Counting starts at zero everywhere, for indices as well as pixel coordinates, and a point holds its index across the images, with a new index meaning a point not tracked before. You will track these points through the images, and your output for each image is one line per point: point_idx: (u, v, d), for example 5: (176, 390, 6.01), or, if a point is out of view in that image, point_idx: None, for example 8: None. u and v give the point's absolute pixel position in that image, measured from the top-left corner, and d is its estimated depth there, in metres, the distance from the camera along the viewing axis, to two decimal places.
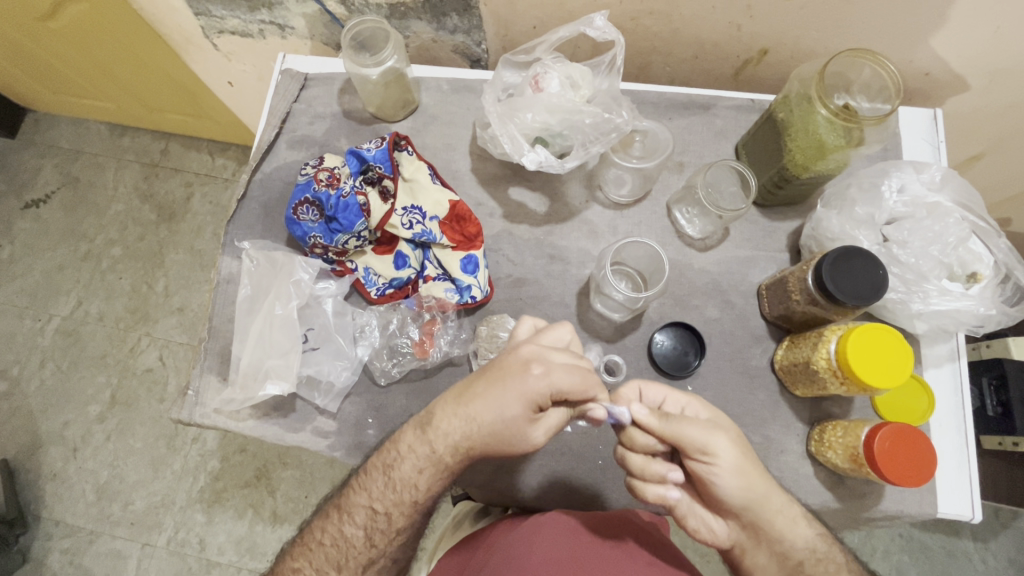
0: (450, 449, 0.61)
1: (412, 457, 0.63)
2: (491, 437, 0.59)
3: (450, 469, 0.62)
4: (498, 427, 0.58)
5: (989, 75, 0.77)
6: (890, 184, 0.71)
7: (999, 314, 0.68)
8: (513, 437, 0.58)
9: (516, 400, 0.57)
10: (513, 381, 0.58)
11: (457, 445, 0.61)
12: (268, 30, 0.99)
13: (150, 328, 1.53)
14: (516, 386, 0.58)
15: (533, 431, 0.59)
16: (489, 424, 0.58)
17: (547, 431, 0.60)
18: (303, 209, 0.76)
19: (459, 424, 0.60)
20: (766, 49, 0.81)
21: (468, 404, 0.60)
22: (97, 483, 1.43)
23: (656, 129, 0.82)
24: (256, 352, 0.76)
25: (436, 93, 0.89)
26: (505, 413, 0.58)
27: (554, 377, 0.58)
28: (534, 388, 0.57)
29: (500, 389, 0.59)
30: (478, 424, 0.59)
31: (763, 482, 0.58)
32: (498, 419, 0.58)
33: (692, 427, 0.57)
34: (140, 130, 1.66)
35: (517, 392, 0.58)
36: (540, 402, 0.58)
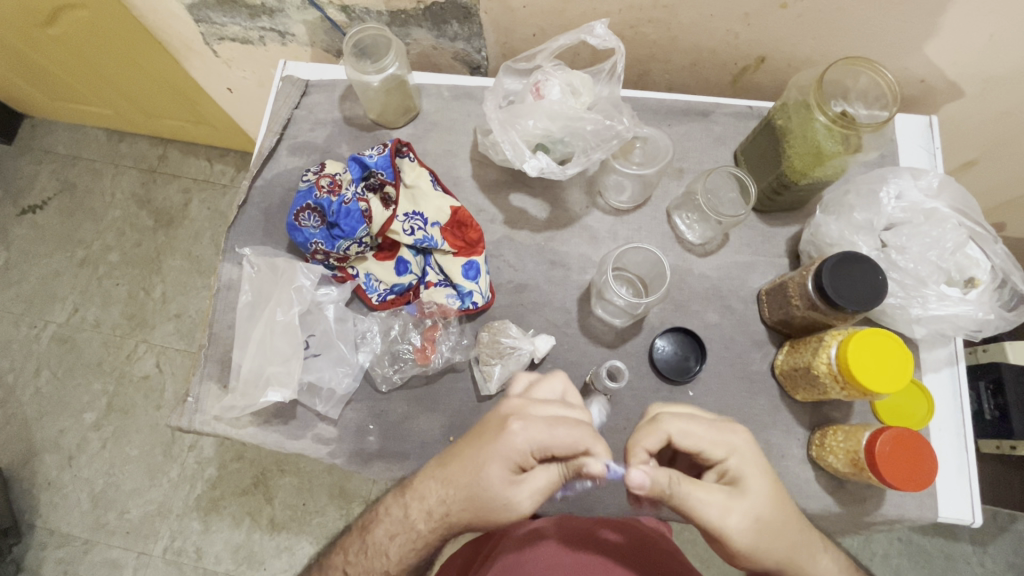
0: (426, 519, 0.62)
1: (393, 521, 0.65)
2: (470, 506, 0.58)
3: (426, 541, 0.63)
4: (475, 493, 0.57)
5: (984, 82, 0.78)
6: (889, 190, 0.72)
7: (996, 319, 0.69)
8: (496, 505, 0.57)
9: (494, 460, 0.57)
10: (488, 438, 0.58)
11: (432, 513, 0.61)
12: (268, 36, 1.00)
13: (147, 334, 1.53)
14: (487, 449, 0.57)
15: (517, 496, 0.57)
16: (463, 487, 0.59)
17: (531, 494, 0.57)
18: (304, 215, 0.75)
19: (437, 494, 0.61)
20: (764, 56, 0.82)
21: (447, 472, 0.60)
22: (93, 491, 1.42)
23: (656, 136, 0.82)
24: (257, 358, 0.76)
25: (436, 100, 0.89)
26: (484, 476, 0.57)
27: (529, 430, 0.57)
28: (506, 449, 0.57)
29: (475, 452, 0.58)
30: (456, 498, 0.59)
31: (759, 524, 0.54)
32: (477, 484, 0.57)
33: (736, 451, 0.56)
34: (138, 136, 1.66)
35: (489, 455, 0.57)
36: (520, 461, 0.57)
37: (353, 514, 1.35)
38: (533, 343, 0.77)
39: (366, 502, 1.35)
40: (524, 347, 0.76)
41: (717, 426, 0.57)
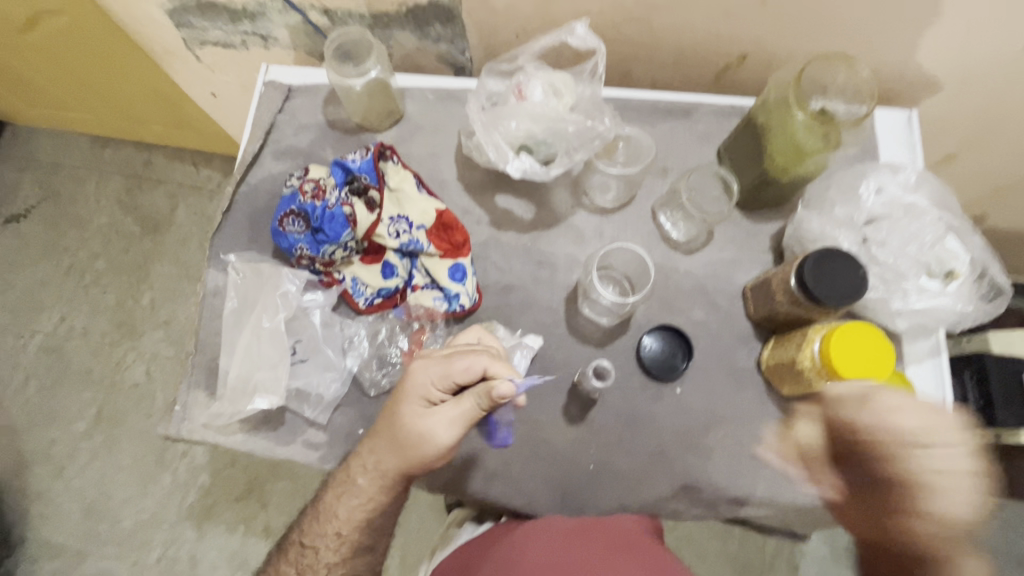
0: (363, 472, 0.65)
1: (344, 487, 0.66)
2: (396, 446, 0.63)
3: (372, 498, 0.65)
4: (396, 434, 0.63)
5: (961, 75, 0.79)
6: (868, 186, 0.73)
7: (974, 311, 0.70)
8: (414, 438, 0.62)
9: (406, 398, 0.63)
10: (398, 389, 0.65)
11: (369, 468, 0.65)
12: (250, 40, 0.99)
13: (136, 342, 1.51)
14: (402, 400, 0.64)
15: (432, 426, 0.62)
16: (386, 434, 0.64)
17: (445, 425, 0.62)
18: (289, 220, 0.75)
19: (368, 446, 0.66)
20: (745, 54, 0.83)
21: (376, 427, 0.66)
22: (84, 501, 1.40)
23: (639, 134, 0.86)
24: (244, 365, 0.75)
25: (421, 102, 0.89)
26: (401, 416, 0.63)
27: (427, 369, 0.64)
28: (410, 388, 0.64)
29: (393, 403, 0.65)
30: (385, 446, 0.64)
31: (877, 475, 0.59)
32: (396, 425, 0.63)
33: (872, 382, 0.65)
34: (123, 142, 1.65)
35: (403, 400, 0.64)
36: (427, 394, 0.63)
37: None
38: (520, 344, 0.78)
39: None
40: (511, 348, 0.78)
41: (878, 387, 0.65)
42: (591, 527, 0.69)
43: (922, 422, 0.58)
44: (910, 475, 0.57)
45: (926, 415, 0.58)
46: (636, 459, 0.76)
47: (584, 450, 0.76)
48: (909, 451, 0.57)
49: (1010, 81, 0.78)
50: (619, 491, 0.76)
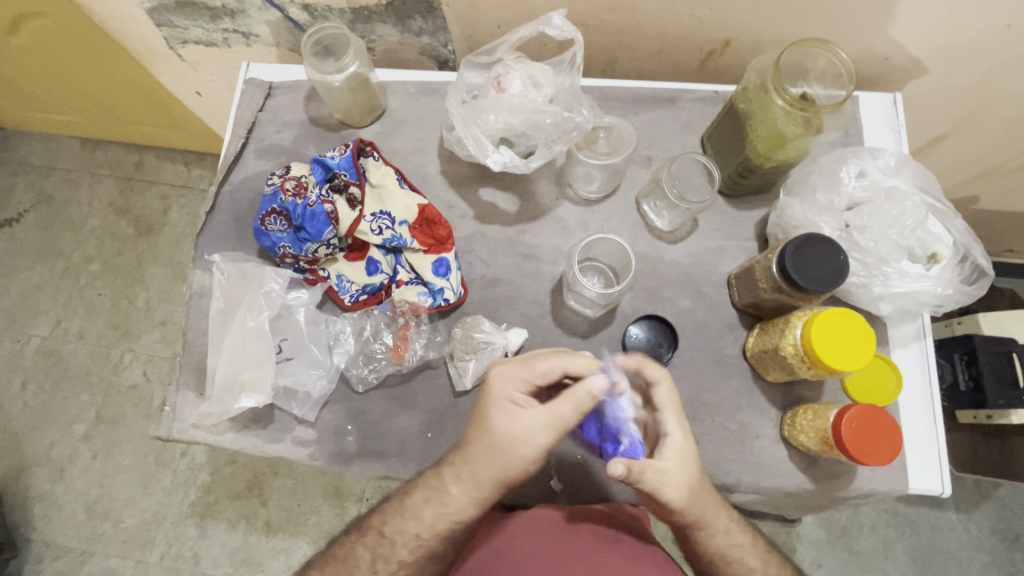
0: (457, 481, 0.64)
1: (440, 490, 0.66)
2: (494, 454, 0.62)
3: (461, 507, 0.65)
4: (491, 443, 0.62)
5: (945, 56, 0.78)
6: (850, 171, 0.73)
7: (957, 294, 0.69)
8: (510, 445, 0.61)
9: (491, 407, 0.62)
10: (481, 401, 0.63)
11: (466, 476, 0.64)
12: (232, 38, 0.98)
13: (133, 343, 1.52)
14: (489, 407, 0.62)
15: (525, 431, 0.61)
16: (482, 443, 0.63)
17: (538, 428, 0.61)
18: (270, 219, 0.75)
19: (461, 455, 0.65)
20: (728, 40, 0.82)
21: (469, 435, 0.64)
22: (87, 502, 1.42)
23: (619, 124, 0.81)
24: (231, 364, 0.75)
25: (403, 96, 0.89)
26: (491, 426, 0.62)
27: (509, 370, 0.63)
28: (497, 393, 0.62)
29: (479, 412, 0.64)
30: (483, 456, 0.63)
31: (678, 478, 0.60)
32: (488, 435, 0.62)
33: (647, 367, 0.61)
34: (113, 143, 1.64)
35: (490, 407, 0.62)
36: (511, 398, 0.62)
37: (348, 512, 1.36)
38: (505, 338, 0.77)
39: (360, 500, 1.36)
40: (496, 342, 0.77)
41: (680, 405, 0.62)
42: (577, 515, 0.70)
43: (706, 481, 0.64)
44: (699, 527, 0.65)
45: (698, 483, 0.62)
46: None
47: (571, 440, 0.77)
48: (703, 510, 0.64)
49: (995, 59, 0.77)
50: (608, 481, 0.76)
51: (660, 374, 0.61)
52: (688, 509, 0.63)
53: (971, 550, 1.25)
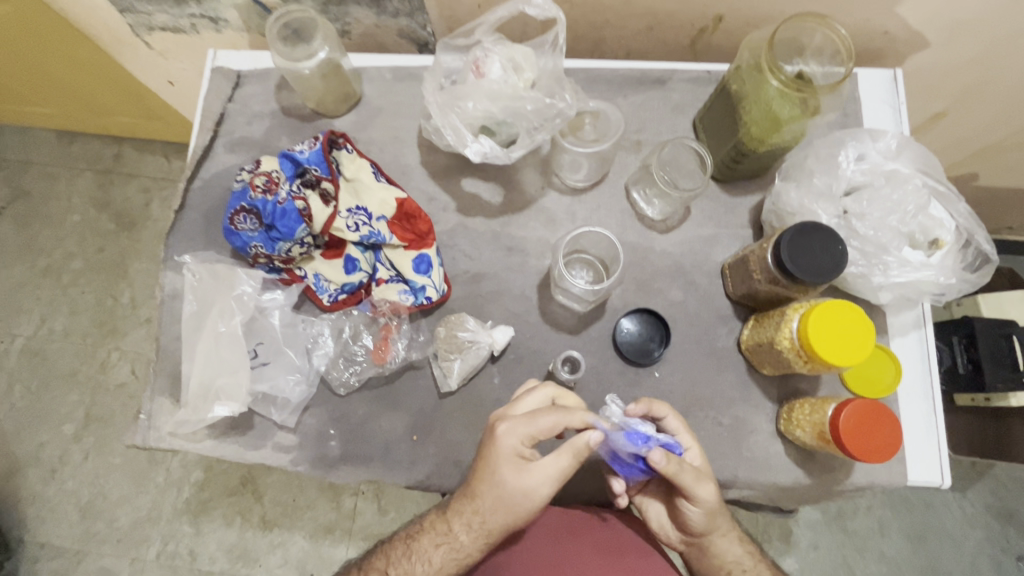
0: (467, 529, 0.61)
1: (448, 532, 0.63)
2: (501, 507, 0.59)
3: (469, 552, 0.62)
4: (499, 496, 0.59)
5: (949, 29, 0.74)
6: (848, 154, 0.69)
7: (960, 282, 0.67)
8: (517, 498, 0.59)
9: (500, 463, 0.59)
10: (485, 455, 0.60)
11: (475, 523, 0.61)
12: (200, 23, 0.93)
13: (119, 341, 1.49)
14: (495, 460, 0.59)
15: (534, 485, 0.58)
16: (490, 494, 0.59)
17: (544, 482, 0.59)
18: (240, 218, 0.71)
19: (468, 504, 0.61)
20: (721, 15, 0.78)
21: (473, 484, 0.61)
22: (80, 502, 1.40)
23: (606, 109, 0.77)
24: (205, 370, 0.72)
25: (378, 83, 0.84)
26: (499, 481, 0.59)
27: (515, 423, 0.59)
28: (505, 445, 0.59)
29: (484, 463, 0.60)
30: (489, 506, 0.59)
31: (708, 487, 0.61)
32: (495, 489, 0.59)
33: (655, 406, 0.65)
34: (89, 136, 1.58)
35: (495, 460, 0.59)
36: (518, 451, 0.59)
37: (344, 506, 1.35)
38: (491, 336, 0.74)
39: (355, 494, 1.35)
40: (481, 341, 0.74)
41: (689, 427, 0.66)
42: (579, 523, 0.68)
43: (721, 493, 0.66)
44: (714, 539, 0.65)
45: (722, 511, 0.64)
46: None
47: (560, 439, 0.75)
48: (721, 524, 0.64)
49: (1002, 31, 0.73)
50: (599, 480, 0.74)
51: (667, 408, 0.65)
52: (712, 520, 0.63)
53: (967, 529, 1.24)
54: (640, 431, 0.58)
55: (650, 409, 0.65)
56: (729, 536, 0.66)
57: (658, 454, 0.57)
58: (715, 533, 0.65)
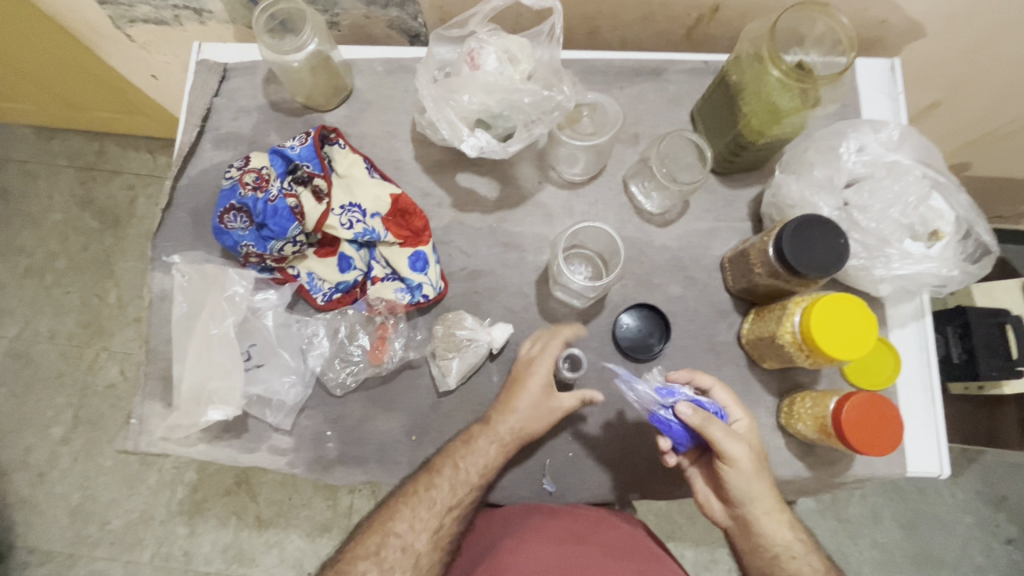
0: (491, 442, 0.66)
1: (454, 465, 0.66)
2: (521, 432, 0.67)
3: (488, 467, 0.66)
4: (512, 424, 0.67)
5: (947, 18, 0.73)
6: (849, 145, 0.69)
7: (960, 274, 0.67)
8: (523, 429, 0.67)
9: (525, 397, 0.67)
10: (511, 390, 0.69)
11: (461, 467, 0.65)
12: (183, 15, 0.90)
13: (107, 341, 1.46)
14: (526, 388, 0.68)
15: (541, 421, 0.68)
16: (510, 423, 0.67)
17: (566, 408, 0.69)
18: (230, 216, 0.69)
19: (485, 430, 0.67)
20: (718, 5, 0.76)
21: (490, 416, 0.68)
22: (70, 506, 1.38)
23: (605, 102, 0.76)
24: (197, 373, 0.71)
25: (370, 76, 0.82)
26: (519, 411, 0.67)
27: (545, 356, 0.69)
28: (531, 376, 0.68)
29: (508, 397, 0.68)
30: (503, 436, 0.66)
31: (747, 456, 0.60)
32: (513, 418, 0.67)
33: (699, 376, 0.66)
34: (70, 132, 1.54)
35: (529, 389, 0.68)
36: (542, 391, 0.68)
37: (341, 504, 1.34)
38: (490, 334, 0.73)
39: (352, 492, 1.33)
40: (480, 339, 0.72)
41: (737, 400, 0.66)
42: (584, 527, 0.67)
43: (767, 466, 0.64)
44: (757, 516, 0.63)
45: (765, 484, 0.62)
46: (614, 441, 0.75)
47: (560, 436, 0.75)
48: (762, 496, 0.62)
49: (1000, 20, 0.72)
50: (600, 475, 0.74)
51: (711, 380, 0.65)
52: (750, 489, 0.62)
53: (959, 515, 1.26)
54: (669, 387, 0.64)
55: (692, 377, 0.66)
56: (774, 513, 0.63)
57: (686, 406, 0.60)
58: (756, 507, 0.62)
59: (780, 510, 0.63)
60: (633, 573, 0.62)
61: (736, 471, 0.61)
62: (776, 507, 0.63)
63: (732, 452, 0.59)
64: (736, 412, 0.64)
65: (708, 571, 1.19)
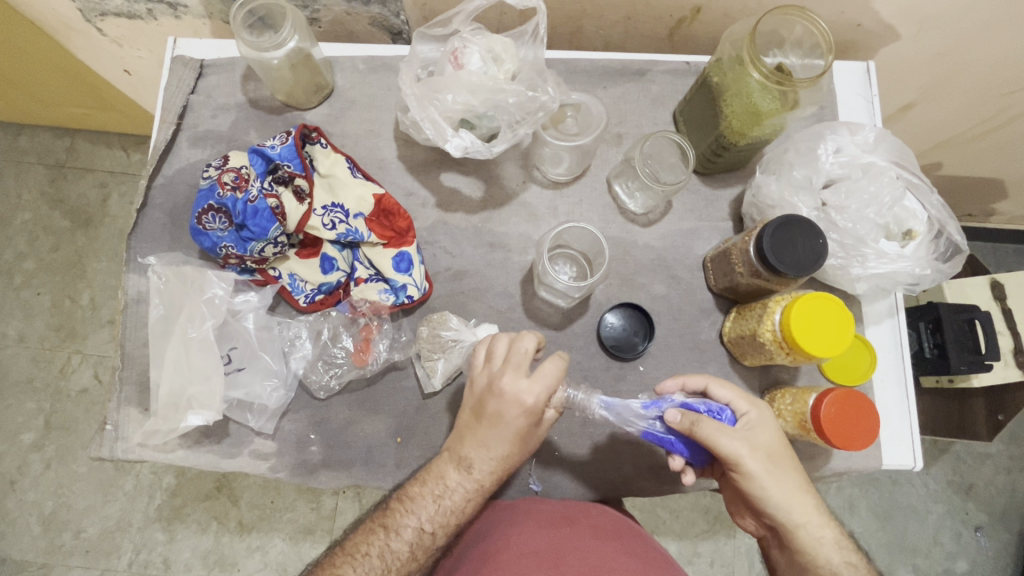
0: (460, 490, 0.61)
1: (425, 498, 0.61)
2: (500, 473, 0.61)
3: (461, 510, 0.61)
4: (493, 468, 0.60)
5: (920, 22, 0.75)
6: (827, 146, 0.70)
7: (933, 272, 0.69)
8: (499, 473, 0.61)
9: (503, 442, 0.59)
10: (492, 433, 0.59)
11: (427, 529, 0.60)
12: (157, 9, 0.88)
13: (80, 344, 1.42)
14: (507, 429, 0.59)
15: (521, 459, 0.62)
16: (489, 465, 0.60)
17: (548, 426, 0.64)
18: (208, 217, 0.67)
19: (455, 475, 0.61)
20: (699, 6, 0.77)
21: (467, 460, 0.61)
22: (42, 514, 1.34)
23: (589, 101, 0.76)
24: (174, 379, 0.69)
25: (351, 74, 0.81)
26: (495, 454, 0.60)
27: (531, 387, 0.58)
28: (514, 414, 0.58)
29: (480, 436, 0.60)
30: (481, 483, 0.61)
31: (757, 458, 0.57)
32: (492, 462, 0.60)
33: (690, 380, 0.65)
34: (38, 128, 1.49)
35: (512, 427, 0.59)
36: (523, 432, 0.60)
37: (324, 506, 1.32)
38: (475, 334, 0.72)
39: (335, 494, 1.32)
40: (465, 339, 0.72)
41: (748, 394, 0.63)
42: (576, 514, 0.68)
43: (795, 462, 0.60)
44: (791, 516, 0.58)
45: (790, 486, 0.58)
46: (599, 441, 0.76)
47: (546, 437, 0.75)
48: (789, 494, 0.58)
49: (969, 25, 0.74)
50: (587, 474, 0.75)
51: (703, 379, 0.65)
52: (773, 489, 0.58)
53: (930, 504, 1.30)
54: (656, 400, 0.64)
55: (684, 384, 0.65)
56: (808, 514, 0.58)
57: (673, 412, 0.60)
58: (788, 508, 0.58)
59: (815, 512, 0.59)
60: (626, 556, 0.62)
61: (749, 474, 0.57)
62: (809, 506, 0.59)
63: (734, 453, 0.57)
64: (742, 409, 0.61)
65: (691, 565, 1.20)
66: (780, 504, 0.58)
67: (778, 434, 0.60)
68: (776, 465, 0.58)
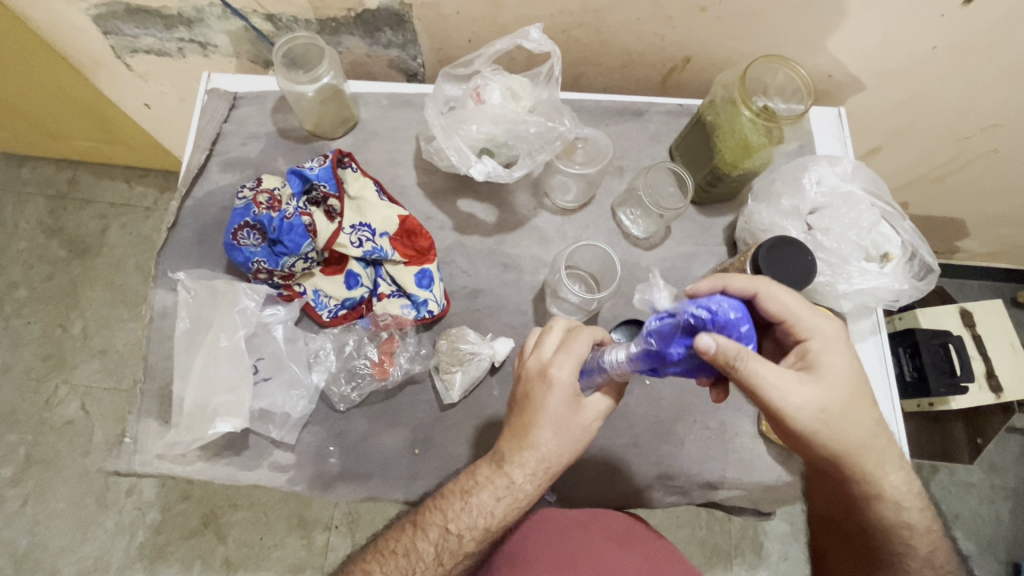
0: (492, 490, 0.60)
1: (455, 501, 0.62)
2: (538, 471, 0.59)
3: (493, 514, 0.61)
4: (535, 457, 0.59)
5: (882, 75, 0.86)
6: (810, 177, 0.78)
7: (910, 289, 0.76)
8: (541, 465, 0.59)
9: (546, 426, 0.59)
10: (536, 415, 0.59)
11: (451, 531, 0.61)
12: (187, 48, 0.94)
13: (68, 374, 1.39)
14: (543, 411, 0.59)
15: (567, 448, 0.59)
16: (523, 462, 0.59)
17: (597, 416, 0.60)
18: (243, 233, 0.71)
19: (487, 473, 0.61)
20: (689, 57, 0.86)
21: (500, 455, 0.61)
22: (16, 553, 1.28)
23: (596, 136, 0.84)
24: (201, 388, 0.71)
25: (375, 108, 0.87)
26: (541, 439, 0.59)
27: (563, 363, 0.58)
28: (549, 396, 0.58)
29: (522, 423, 0.60)
30: (514, 480, 0.60)
31: (821, 402, 0.54)
32: (535, 451, 0.59)
33: (728, 281, 0.57)
34: (43, 159, 1.52)
35: (549, 413, 0.58)
36: (565, 412, 0.59)
37: (315, 542, 1.29)
38: (492, 347, 0.76)
39: (328, 529, 1.29)
40: (483, 352, 0.76)
41: (811, 307, 0.56)
42: (604, 523, 0.69)
43: (858, 385, 0.56)
44: (853, 451, 0.57)
45: (855, 430, 0.56)
46: (611, 452, 0.78)
47: None
48: (846, 424, 0.55)
49: (924, 78, 0.85)
50: (598, 486, 0.78)
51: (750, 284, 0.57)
52: (830, 421, 0.55)
53: None
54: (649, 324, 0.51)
55: (725, 286, 0.57)
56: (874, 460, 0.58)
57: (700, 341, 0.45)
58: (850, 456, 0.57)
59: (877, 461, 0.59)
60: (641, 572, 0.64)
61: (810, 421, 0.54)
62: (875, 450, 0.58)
63: (795, 399, 0.53)
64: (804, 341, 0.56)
65: None
66: (837, 437, 0.56)
67: (835, 357, 0.55)
68: (830, 396, 0.54)
